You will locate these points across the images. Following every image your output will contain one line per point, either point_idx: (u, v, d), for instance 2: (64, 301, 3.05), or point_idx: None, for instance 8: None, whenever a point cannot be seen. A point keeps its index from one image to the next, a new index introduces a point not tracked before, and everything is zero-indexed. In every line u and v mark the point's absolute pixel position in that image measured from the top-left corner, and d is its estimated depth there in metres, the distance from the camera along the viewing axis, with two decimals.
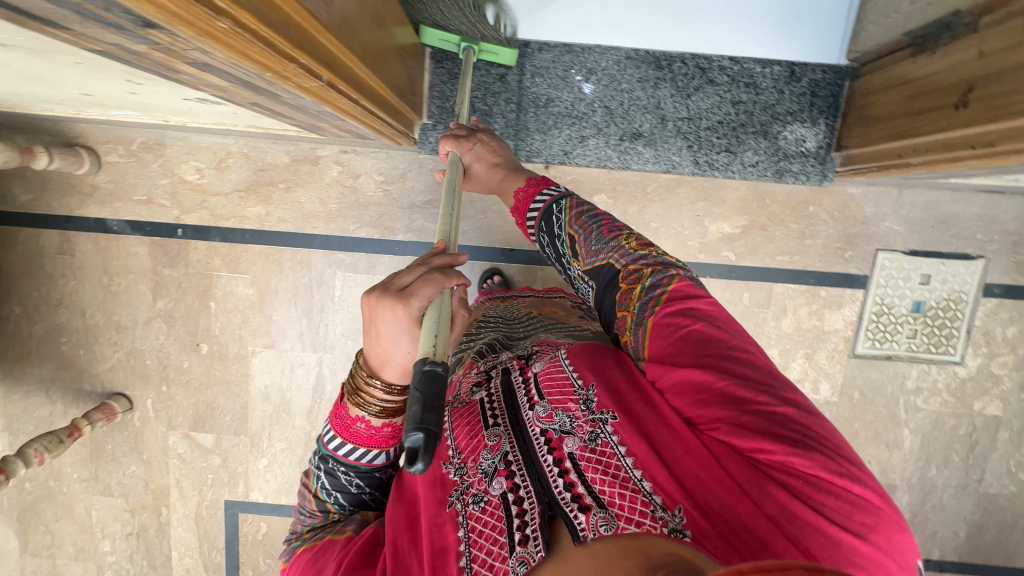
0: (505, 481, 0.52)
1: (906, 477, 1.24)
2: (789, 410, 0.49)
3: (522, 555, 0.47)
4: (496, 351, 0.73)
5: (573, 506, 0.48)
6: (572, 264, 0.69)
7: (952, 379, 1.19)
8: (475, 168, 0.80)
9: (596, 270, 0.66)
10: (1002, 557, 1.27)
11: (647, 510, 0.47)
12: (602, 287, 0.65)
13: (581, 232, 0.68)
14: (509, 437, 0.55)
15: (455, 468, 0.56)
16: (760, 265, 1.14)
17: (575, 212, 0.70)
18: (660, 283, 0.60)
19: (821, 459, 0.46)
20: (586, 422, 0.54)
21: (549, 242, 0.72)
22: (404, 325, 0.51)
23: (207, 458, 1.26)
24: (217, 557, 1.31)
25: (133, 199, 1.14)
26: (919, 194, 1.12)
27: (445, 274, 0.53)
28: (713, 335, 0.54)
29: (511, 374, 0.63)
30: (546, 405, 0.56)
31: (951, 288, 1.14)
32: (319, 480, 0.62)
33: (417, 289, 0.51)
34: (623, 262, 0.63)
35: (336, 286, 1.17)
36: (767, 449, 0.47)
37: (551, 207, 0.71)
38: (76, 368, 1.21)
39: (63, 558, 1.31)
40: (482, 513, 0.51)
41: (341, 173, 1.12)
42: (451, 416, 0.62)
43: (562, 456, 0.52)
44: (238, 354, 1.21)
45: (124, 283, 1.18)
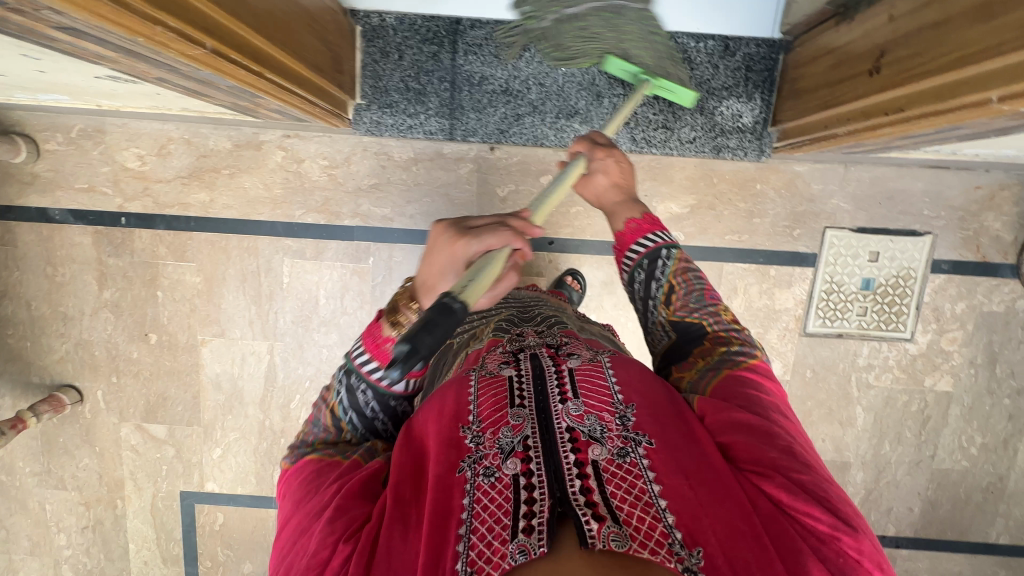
0: (520, 463, 0.47)
1: (860, 455, 1.25)
2: (838, 489, 0.50)
3: (522, 544, 0.42)
4: (518, 332, 0.70)
5: (586, 511, 0.44)
6: (660, 309, 0.69)
7: (903, 355, 1.20)
8: (598, 178, 0.77)
9: (682, 324, 0.67)
10: (957, 532, 1.28)
11: (664, 542, 0.42)
12: (684, 340, 0.66)
13: (683, 285, 0.68)
14: (533, 421, 0.51)
15: (471, 435, 0.51)
16: (709, 244, 1.14)
17: (682, 265, 0.70)
18: (747, 352, 0.62)
19: (867, 544, 0.46)
20: (619, 437, 0.50)
21: (642, 280, 0.71)
22: (453, 260, 0.53)
23: (160, 449, 1.25)
24: (174, 549, 1.30)
25: (75, 187, 1.13)
26: (865, 170, 1.12)
27: (516, 235, 0.54)
28: (778, 406, 0.56)
29: (541, 360, 0.60)
30: (579, 405, 0.52)
31: (899, 265, 1.15)
32: (338, 394, 0.60)
33: (481, 234, 0.53)
34: (715, 326, 0.65)
35: (284, 273, 1.16)
36: (816, 516, 0.46)
37: (660, 251, 0.70)
38: (23, 360, 1.20)
39: (18, 553, 1.30)
40: (490, 489, 0.46)
41: (285, 159, 1.11)
42: (475, 382, 0.57)
43: (584, 459, 0.48)
44: (188, 343, 1.19)
45: (70, 273, 1.16)
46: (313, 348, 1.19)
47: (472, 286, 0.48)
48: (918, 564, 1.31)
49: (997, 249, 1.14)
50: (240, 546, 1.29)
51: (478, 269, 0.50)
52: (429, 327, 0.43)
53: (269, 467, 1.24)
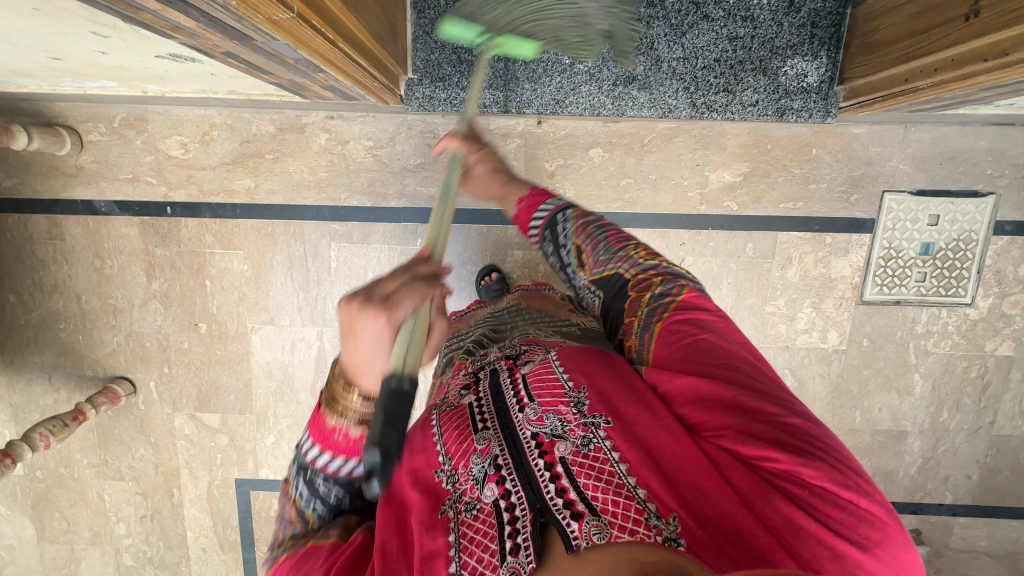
0: (496, 487, 0.49)
1: (917, 423, 1.23)
2: (796, 420, 0.48)
3: (512, 566, 0.43)
4: (483, 352, 0.72)
5: (566, 513, 0.44)
6: (578, 273, 0.68)
7: (963, 321, 1.17)
8: (476, 169, 0.77)
9: (603, 281, 0.65)
10: (1015, 499, 1.27)
11: (641, 518, 0.44)
12: (610, 296, 0.64)
13: (588, 242, 0.67)
14: (499, 440, 0.52)
15: (446, 476, 0.52)
16: (763, 213, 1.12)
17: (581, 222, 0.69)
18: (669, 289, 0.59)
19: (827, 468, 0.45)
20: (578, 426, 0.51)
21: (554, 251, 0.71)
22: (376, 336, 0.43)
23: (214, 437, 1.26)
24: (232, 535, 1.32)
25: (119, 177, 1.12)
26: (926, 130, 1.08)
27: (428, 283, 0.47)
28: (722, 347, 0.54)
29: (499, 375, 0.61)
30: (537, 408, 0.54)
31: (960, 228, 1.11)
32: (296, 488, 0.51)
33: (401, 298, 0.44)
34: (632, 271, 0.63)
35: (331, 257, 1.15)
36: (775, 458, 0.46)
37: (556, 216, 0.71)
38: (76, 354, 1.20)
39: (80, 543, 1.32)
40: (474, 521, 0.47)
41: (329, 141, 1.09)
42: (438, 420, 0.58)
43: (553, 460, 0.49)
44: (237, 332, 1.19)
45: (117, 265, 1.16)
46: None
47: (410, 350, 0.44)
48: (976, 532, 1.29)
49: None
50: None
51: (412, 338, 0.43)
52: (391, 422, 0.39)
53: None
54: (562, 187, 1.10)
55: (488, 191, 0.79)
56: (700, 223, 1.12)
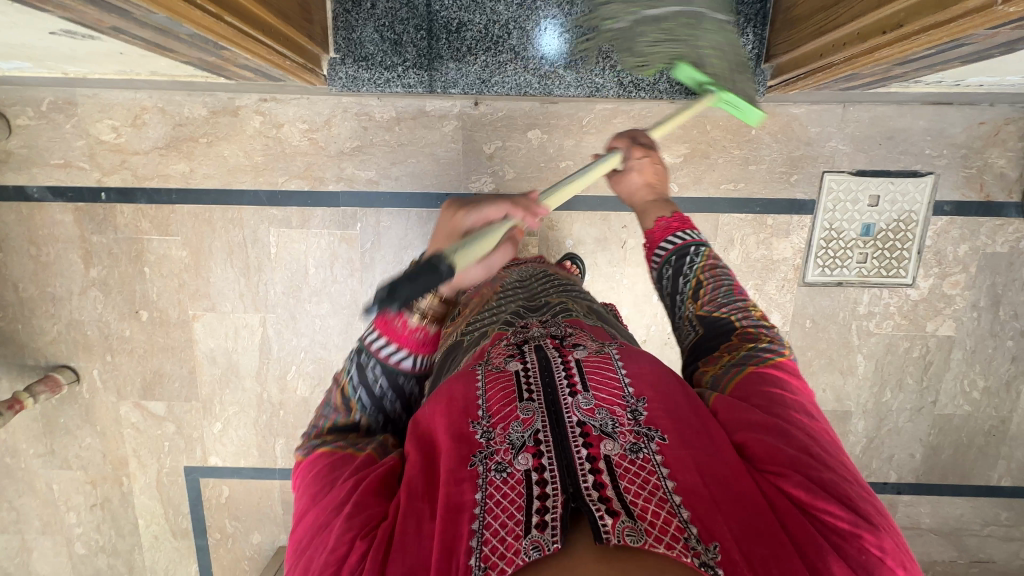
0: (531, 458, 0.46)
1: (862, 403, 1.24)
2: (861, 487, 0.48)
3: (535, 540, 0.40)
4: (523, 323, 0.68)
5: (600, 506, 0.42)
6: (687, 303, 0.69)
7: (904, 301, 1.18)
8: (633, 175, 0.83)
9: (709, 319, 0.66)
10: (958, 476, 1.29)
11: (680, 537, 0.41)
12: (709, 333, 0.65)
13: (711, 280, 0.69)
14: (544, 415, 0.49)
15: (481, 430, 0.50)
16: (703, 195, 1.11)
17: (711, 263, 0.71)
18: (775, 349, 0.61)
19: (889, 542, 0.44)
20: (630, 431, 0.48)
21: (670, 276, 0.73)
22: (453, 229, 0.58)
23: (161, 425, 1.25)
24: (183, 522, 1.32)
25: (51, 163, 1.10)
26: (864, 110, 1.08)
27: (513, 208, 0.58)
28: (803, 407, 0.54)
29: (546, 351, 0.58)
30: (590, 398, 0.51)
31: (900, 208, 1.11)
32: (349, 373, 0.58)
33: (483, 210, 0.57)
34: (743, 321, 0.64)
35: (271, 243, 1.14)
36: (836, 512, 0.45)
37: (688, 248, 0.73)
38: (17, 343, 1.19)
39: (30, 533, 1.32)
40: (502, 484, 0.45)
41: (264, 124, 1.08)
42: (483, 378, 0.55)
43: (596, 454, 0.46)
44: (179, 319, 1.18)
45: (54, 252, 1.14)
46: (305, 319, 1.18)
47: (461, 254, 0.54)
48: (920, 509, 1.31)
49: (1001, 187, 1.11)
50: (247, 517, 1.31)
51: (475, 237, 0.55)
52: (415, 279, 0.50)
53: (271, 439, 1.25)
54: (501, 170, 1.10)
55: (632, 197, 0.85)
56: None
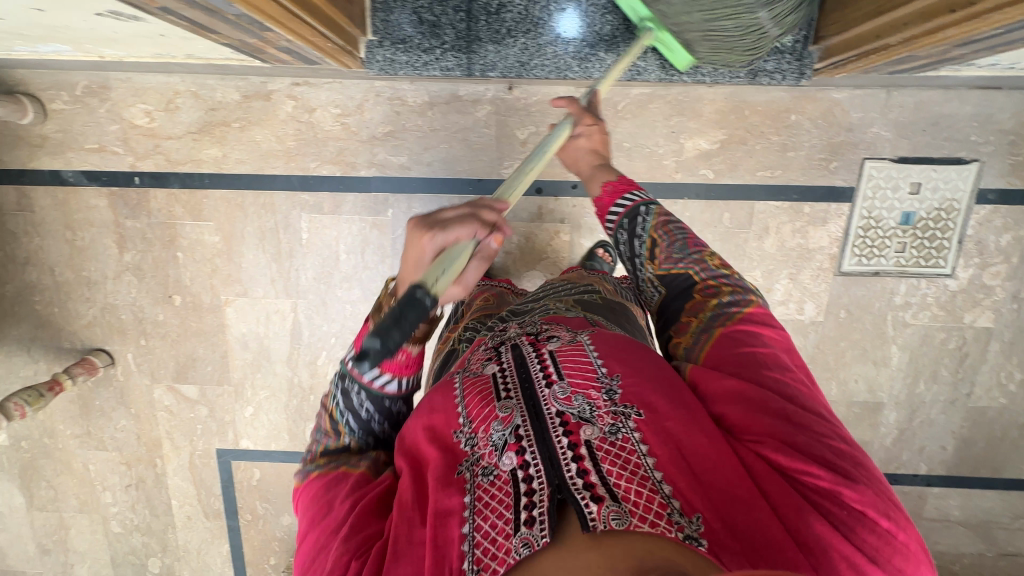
0: (516, 456, 0.48)
1: (894, 394, 1.23)
2: (845, 443, 0.48)
3: (525, 538, 0.43)
4: (502, 327, 0.70)
5: (585, 494, 0.44)
6: (645, 266, 0.67)
7: (942, 292, 1.15)
8: (580, 142, 0.78)
9: (669, 277, 0.64)
10: (990, 469, 1.28)
11: (663, 512, 0.44)
12: (673, 295, 0.64)
13: (665, 238, 0.65)
14: (523, 411, 0.51)
15: (465, 438, 0.52)
16: (740, 182, 1.10)
17: (662, 219, 0.67)
18: (739, 301, 0.59)
19: (870, 494, 0.45)
20: (608, 413, 0.50)
21: (626, 240, 0.69)
22: (421, 256, 0.51)
23: (194, 408, 1.27)
24: (215, 503, 1.34)
25: (86, 147, 1.10)
26: (909, 95, 1.05)
27: (483, 226, 0.51)
28: (779, 362, 0.54)
29: (522, 348, 0.59)
30: (565, 387, 0.52)
31: (942, 196, 1.09)
32: (334, 399, 0.57)
33: (449, 226, 0.51)
34: (702, 274, 0.62)
35: (303, 229, 1.14)
36: (816, 473, 0.46)
37: (638, 208, 0.68)
38: (53, 326, 1.21)
39: (67, 511, 1.36)
40: (490, 486, 0.48)
41: (296, 108, 1.07)
42: (461, 386, 0.57)
43: (577, 441, 0.48)
44: (212, 304, 1.19)
45: (89, 237, 1.15)
46: (335, 305, 1.18)
47: (443, 279, 0.48)
48: (949, 501, 1.30)
49: None
50: (278, 499, 1.33)
51: (448, 260, 0.49)
52: (400, 322, 0.46)
53: (301, 423, 1.26)
54: None
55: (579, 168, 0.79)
56: (675, 192, 1.10)
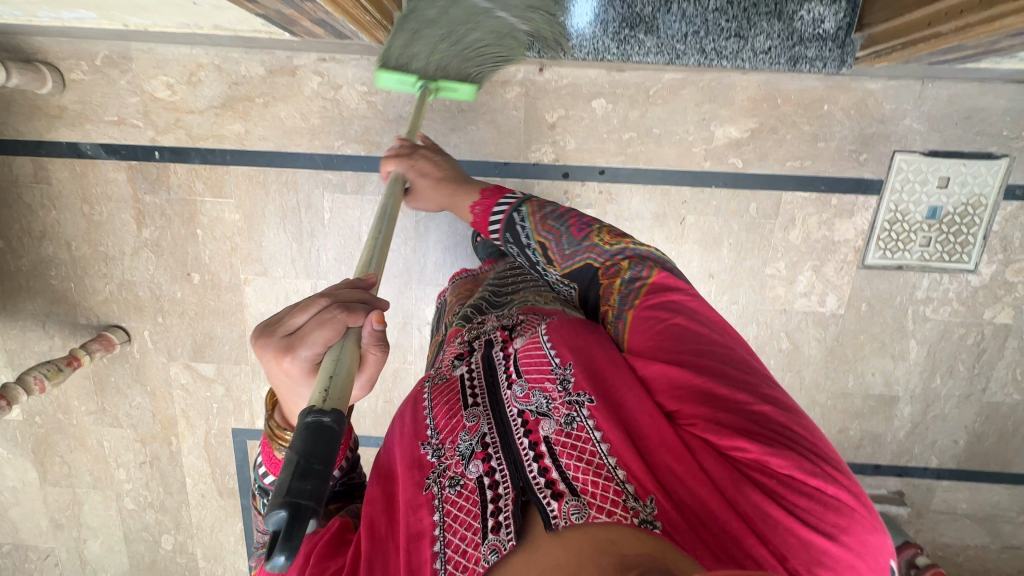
0: (482, 464, 0.49)
1: (909, 388, 1.24)
2: (766, 408, 0.50)
3: (493, 544, 0.44)
4: (480, 319, 0.72)
5: (547, 492, 0.45)
6: (548, 269, 0.69)
7: (964, 287, 1.15)
8: (422, 182, 0.79)
9: (575, 273, 0.67)
10: (999, 464, 1.29)
11: (619, 500, 0.44)
12: (585, 287, 0.66)
13: (550, 237, 0.68)
14: (488, 419, 0.53)
15: (433, 450, 0.52)
16: (769, 171, 1.09)
17: (538, 216, 0.69)
18: (639, 274, 0.62)
19: (797, 456, 0.46)
20: (563, 404, 0.52)
21: (518, 251, 0.72)
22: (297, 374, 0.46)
23: (210, 387, 1.26)
24: (230, 482, 1.35)
25: (104, 120, 1.08)
26: (944, 87, 1.03)
27: (345, 313, 0.46)
28: (696, 334, 0.56)
29: (492, 349, 0.62)
30: (524, 385, 0.54)
31: (970, 191, 1.08)
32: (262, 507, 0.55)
33: (310, 335, 0.45)
34: (601, 259, 0.65)
35: (325, 209, 1.12)
36: (744, 447, 0.47)
37: (512, 216, 0.71)
38: (69, 301, 1.20)
39: (81, 487, 1.35)
40: (457, 497, 0.48)
41: (321, 85, 1.05)
42: (430, 394, 0.59)
43: (537, 439, 0.50)
44: (230, 283, 1.18)
45: (106, 211, 1.14)
46: None
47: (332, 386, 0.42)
48: (958, 495, 1.32)
49: None
50: None
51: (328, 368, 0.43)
52: (303, 469, 0.36)
53: None
54: (562, 140, 1.07)
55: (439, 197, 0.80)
56: (703, 180, 1.09)
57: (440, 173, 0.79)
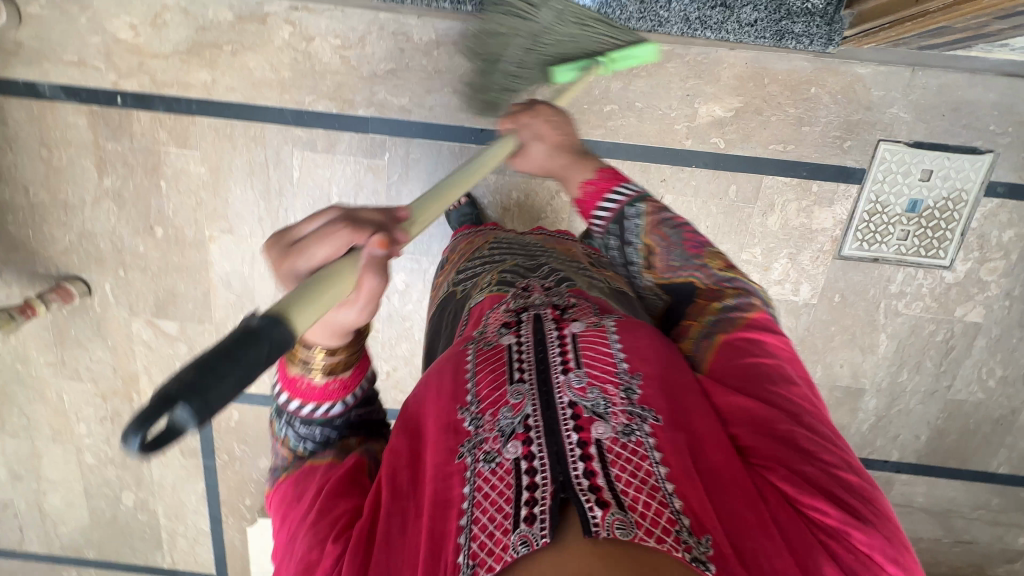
0: (521, 446, 0.44)
1: (876, 382, 1.24)
2: (852, 477, 0.47)
3: (523, 535, 0.39)
4: (523, 287, 0.66)
5: (590, 497, 0.40)
6: (644, 273, 0.72)
7: (938, 283, 1.15)
8: (532, 146, 0.82)
9: (672, 286, 0.69)
10: (957, 461, 1.31)
11: (671, 529, 0.40)
12: (678, 301, 0.68)
13: (660, 244, 0.70)
14: (534, 399, 0.47)
15: (470, 417, 0.48)
16: (750, 154, 1.06)
17: (653, 220, 0.71)
18: (744, 303, 0.61)
19: (879, 536, 0.43)
20: (623, 413, 0.46)
21: (618, 246, 0.75)
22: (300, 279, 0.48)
23: (173, 345, 1.24)
24: (192, 442, 1.34)
25: (63, 59, 1.03)
26: (934, 76, 1.01)
27: (352, 232, 0.47)
28: (784, 376, 0.54)
29: (543, 324, 0.55)
30: (582, 376, 0.49)
31: (952, 186, 1.07)
32: (282, 431, 0.55)
33: (316, 245, 0.47)
34: (705, 281, 0.66)
35: (294, 166, 1.09)
36: (824, 510, 0.44)
37: (625, 210, 0.73)
38: (27, 249, 1.16)
39: (41, 440, 1.34)
40: (491, 475, 0.44)
41: (293, 35, 1.01)
42: (474, 357, 0.54)
43: (587, 439, 0.44)
44: (195, 240, 1.15)
45: (66, 157, 1.09)
46: None
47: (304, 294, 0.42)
48: (915, 489, 1.34)
49: None
50: (256, 441, 1.33)
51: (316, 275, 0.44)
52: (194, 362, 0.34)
53: None
54: None
55: (545, 165, 0.83)
56: (682, 159, 1.07)
57: (558, 138, 0.82)
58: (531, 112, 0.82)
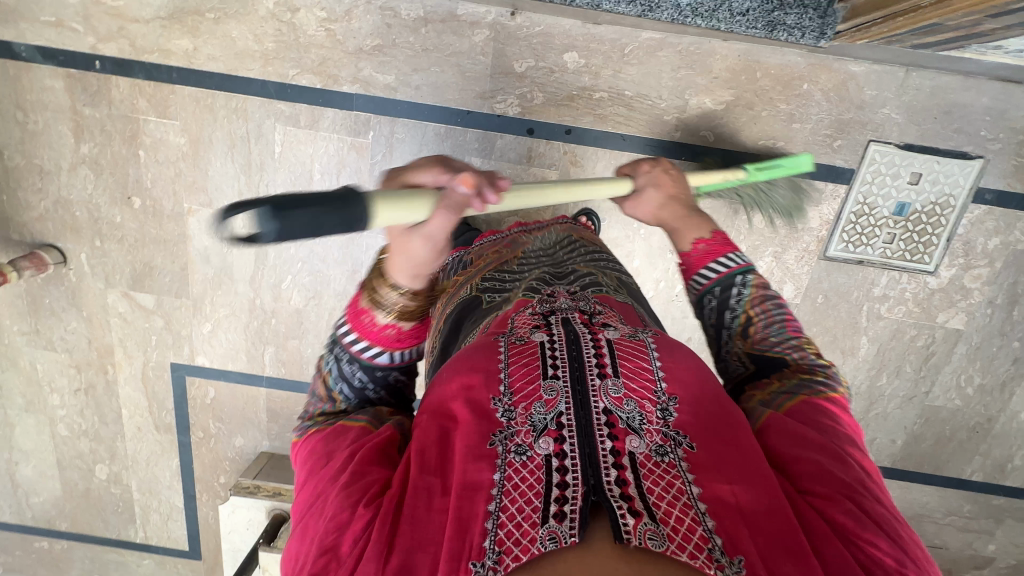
0: (553, 443, 0.43)
1: (855, 384, 1.24)
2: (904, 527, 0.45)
3: (552, 531, 0.39)
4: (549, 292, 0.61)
5: (622, 504, 0.40)
6: (734, 339, 0.64)
7: (921, 288, 1.14)
8: (648, 192, 0.77)
9: (764, 359, 0.61)
10: (931, 467, 1.31)
11: (704, 547, 0.39)
12: (764, 372, 0.60)
13: (762, 316, 0.63)
14: (568, 396, 0.46)
15: (502, 408, 0.46)
16: (740, 148, 1.05)
17: (759, 294, 0.65)
18: (830, 384, 0.56)
19: None
20: (657, 432, 0.45)
21: (714, 307, 0.66)
22: None
23: (149, 318, 1.22)
24: (167, 418, 1.32)
25: (40, 19, 1.00)
26: (927, 78, 1.00)
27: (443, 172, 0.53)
28: (850, 435, 0.51)
29: (574, 325, 0.53)
30: (619, 385, 0.46)
31: (940, 190, 1.06)
32: (329, 364, 0.58)
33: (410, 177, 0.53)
34: (800, 361, 0.59)
35: (276, 141, 1.06)
36: (879, 545, 0.42)
37: (734, 276, 0.66)
38: (2, 215, 1.14)
39: (13, 409, 1.32)
40: (522, 467, 0.42)
41: (278, 6, 0.99)
42: (505, 350, 0.50)
43: (621, 448, 0.43)
44: (173, 212, 1.13)
45: (42, 121, 1.07)
46: None
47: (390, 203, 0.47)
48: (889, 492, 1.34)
49: None
50: (231, 419, 1.32)
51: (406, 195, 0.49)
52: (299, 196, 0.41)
53: (261, 347, 1.24)
54: (529, 93, 1.03)
55: (656, 215, 0.76)
56: (670, 151, 1.05)
57: (676, 193, 0.77)
58: (662, 165, 0.79)
